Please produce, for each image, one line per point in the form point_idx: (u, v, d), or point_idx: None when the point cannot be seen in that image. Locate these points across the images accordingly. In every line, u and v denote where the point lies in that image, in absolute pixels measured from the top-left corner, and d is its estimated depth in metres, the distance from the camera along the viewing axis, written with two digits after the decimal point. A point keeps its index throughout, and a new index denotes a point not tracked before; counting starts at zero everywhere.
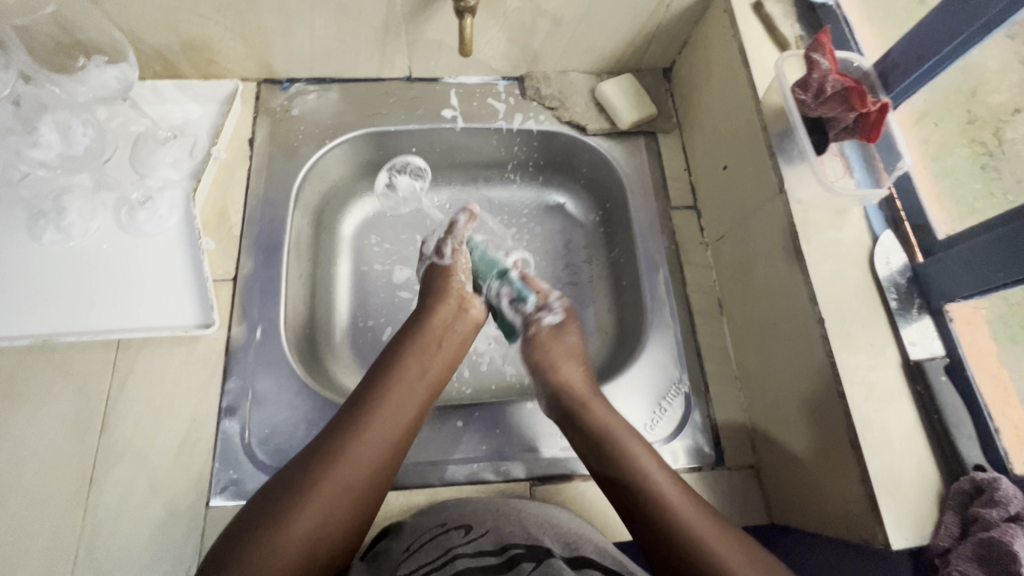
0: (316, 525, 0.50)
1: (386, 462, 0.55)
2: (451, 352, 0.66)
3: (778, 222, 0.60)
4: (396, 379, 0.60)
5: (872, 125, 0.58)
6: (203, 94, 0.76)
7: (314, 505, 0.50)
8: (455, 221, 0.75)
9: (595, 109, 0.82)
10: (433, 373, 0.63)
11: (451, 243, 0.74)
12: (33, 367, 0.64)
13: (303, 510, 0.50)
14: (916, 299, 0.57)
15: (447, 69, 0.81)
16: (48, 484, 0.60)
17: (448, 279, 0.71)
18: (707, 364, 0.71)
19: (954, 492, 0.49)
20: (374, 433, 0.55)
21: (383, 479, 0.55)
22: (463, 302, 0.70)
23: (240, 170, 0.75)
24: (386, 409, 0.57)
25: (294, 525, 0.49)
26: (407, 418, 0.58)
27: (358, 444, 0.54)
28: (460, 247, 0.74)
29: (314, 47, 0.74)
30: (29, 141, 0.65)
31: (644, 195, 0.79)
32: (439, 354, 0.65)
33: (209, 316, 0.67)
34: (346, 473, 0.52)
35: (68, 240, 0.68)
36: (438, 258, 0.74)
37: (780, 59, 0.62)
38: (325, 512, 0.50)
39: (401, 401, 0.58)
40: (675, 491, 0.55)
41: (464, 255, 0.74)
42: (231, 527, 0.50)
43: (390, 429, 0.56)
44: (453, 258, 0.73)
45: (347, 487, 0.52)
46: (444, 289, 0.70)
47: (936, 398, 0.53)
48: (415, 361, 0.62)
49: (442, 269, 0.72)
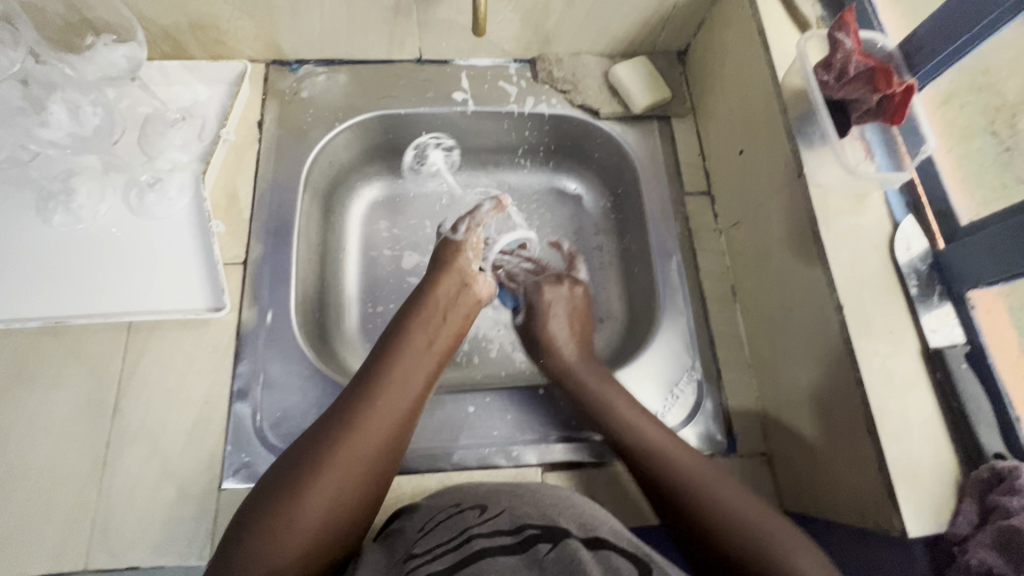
0: (339, 492, 0.50)
1: (402, 430, 0.56)
2: (459, 323, 0.66)
3: (796, 207, 0.59)
4: (406, 349, 0.60)
5: (897, 106, 0.56)
6: (211, 75, 0.75)
7: (335, 472, 0.50)
8: (479, 205, 0.74)
9: (609, 92, 0.81)
10: (441, 343, 0.63)
11: (468, 220, 0.73)
12: (45, 349, 0.64)
13: (325, 477, 0.50)
14: (937, 286, 0.56)
15: (458, 51, 0.80)
16: (62, 465, 0.60)
17: (457, 253, 0.70)
18: (720, 351, 0.70)
19: (973, 480, 0.49)
20: (389, 401, 0.55)
21: (401, 445, 0.55)
22: (469, 276, 0.69)
23: (249, 153, 0.74)
24: (398, 379, 0.57)
25: (318, 493, 0.49)
26: (419, 387, 0.58)
27: (373, 412, 0.54)
28: (476, 226, 0.73)
29: (323, 27, 0.73)
30: (38, 120, 0.64)
31: (657, 180, 0.78)
32: (446, 324, 0.65)
33: (220, 299, 0.67)
34: (363, 441, 0.53)
35: (78, 222, 0.68)
36: (451, 234, 0.73)
37: (802, 40, 0.61)
38: (346, 479, 0.51)
39: (412, 370, 0.59)
40: (687, 460, 0.57)
41: (478, 234, 0.72)
42: (252, 498, 0.50)
43: (404, 398, 0.57)
44: (465, 235, 0.72)
45: (365, 455, 0.52)
46: (449, 261, 0.69)
47: (955, 386, 0.52)
48: (417, 340, 0.61)
49: (453, 243, 0.71)
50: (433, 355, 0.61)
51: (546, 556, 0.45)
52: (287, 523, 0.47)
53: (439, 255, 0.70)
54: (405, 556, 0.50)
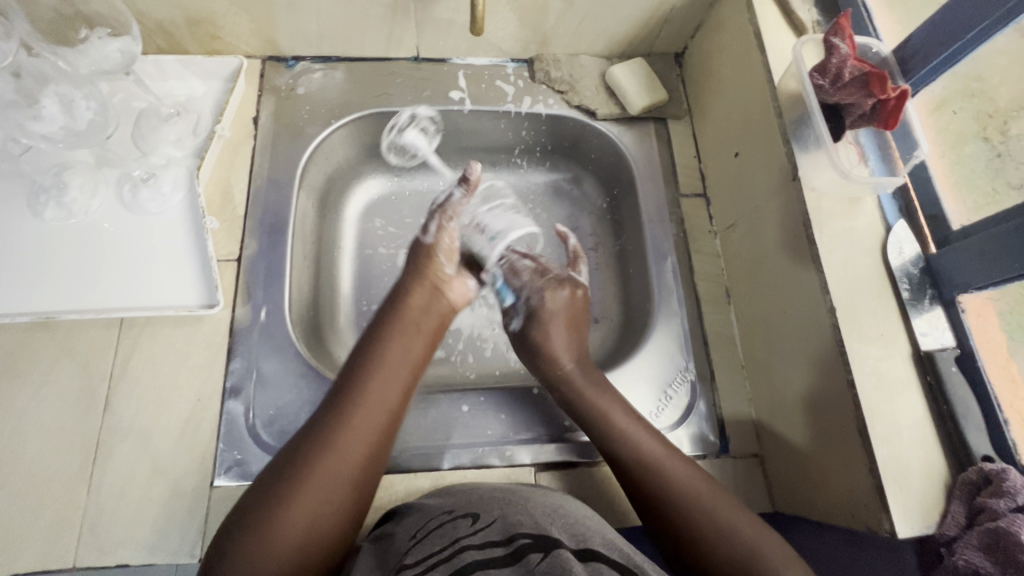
0: (314, 516, 0.49)
1: (373, 449, 0.54)
2: (431, 331, 0.64)
3: (790, 210, 0.60)
4: (378, 366, 0.58)
5: (891, 111, 0.57)
6: (207, 70, 0.75)
7: (308, 496, 0.50)
8: (450, 196, 0.69)
9: (605, 93, 0.81)
10: (414, 354, 0.61)
11: (438, 219, 0.68)
12: (36, 344, 0.63)
13: (297, 502, 0.49)
14: (928, 290, 0.56)
15: (455, 49, 0.80)
16: (51, 461, 0.59)
17: (430, 258, 0.66)
18: (714, 352, 0.71)
19: (961, 482, 0.50)
20: (360, 420, 0.54)
21: (380, 454, 0.55)
22: (441, 283, 0.66)
23: (244, 149, 0.74)
24: (368, 395, 0.55)
25: (293, 516, 0.49)
26: (391, 401, 0.56)
27: (344, 433, 0.53)
28: (446, 224, 0.67)
29: (320, 25, 0.73)
30: (30, 113, 0.62)
31: (653, 181, 0.79)
32: (420, 334, 0.63)
33: (214, 296, 0.66)
34: (334, 462, 0.51)
35: (70, 216, 0.67)
36: (422, 235, 0.68)
37: (798, 43, 0.61)
38: (320, 503, 0.50)
39: (383, 385, 0.57)
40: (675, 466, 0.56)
41: (450, 234, 0.67)
42: (233, 518, 0.50)
43: (373, 414, 0.55)
44: (436, 236, 0.67)
45: (338, 477, 0.51)
46: (421, 270, 0.66)
47: (945, 389, 0.53)
48: (394, 346, 0.60)
49: (425, 247, 0.67)
50: (411, 358, 0.60)
51: (536, 566, 0.45)
52: (259, 552, 0.47)
53: (411, 260, 0.67)
54: (396, 566, 0.50)
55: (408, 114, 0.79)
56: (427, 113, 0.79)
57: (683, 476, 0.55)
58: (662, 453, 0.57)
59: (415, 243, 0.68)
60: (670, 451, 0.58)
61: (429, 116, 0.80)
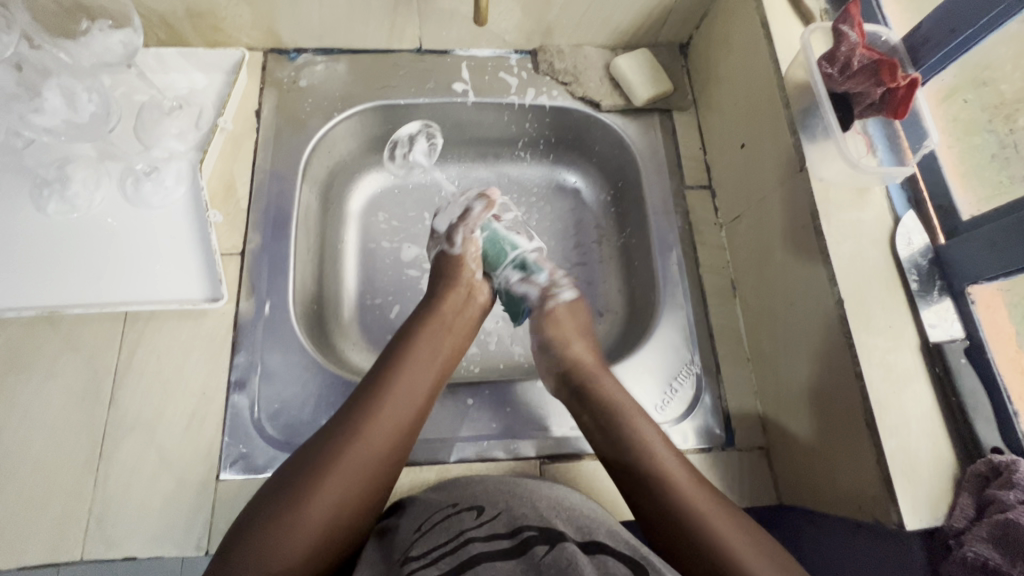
0: (335, 505, 0.50)
1: (394, 454, 0.54)
2: (460, 337, 0.65)
3: (797, 201, 0.59)
4: (404, 369, 0.58)
5: (899, 101, 0.56)
6: (209, 63, 0.74)
7: (331, 486, 0.50)
8: (470, 209, 0.73)
9: (610, 84, 0.80)
10: (442, 361, 0.61)
11: (462, 231, 0.72)
12: (41, 337, 0.63)
13: (322, 491, 0.50)
14: (937, 281, 0.56)
15: (458, 41, 0.79)
16: (58, 455, 0.59)
17: (458, 268, 0.69)
18: (720, 345, 0.70)
19: (970, 475, 0.49)
20: (385, 421, 0.54)
21: (404, 452, 0.55)
22: (472, 288, 0.69)
23: (246, 142, 0.74)
24: (397, 396, 0.56)
25: (312, 507, 0.49)
26: (422, 400, 0.58)
27: (373, 426, 0.54)
28: (471, 236, 0.72)
29: (322, 16, 0.72)
30: (32, 106, 0.62)
31: (658, 173, 0.78)
32: (449, 338, 0.63)
33: (217, 290, 0.66)
34: (357, 459, 0.52)
35: (73, 210, 0.67)
36: (449, 246, 0.71)
37: (806, 31, 0.60)
38: (341, 494, 0.50)
39: (414, 383, 0.58)
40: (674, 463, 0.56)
41: (475, 244, 0.71)
42: (257, 499, 0.50)
43: (400, 417, 0.55)
44: (464, 245, 0.71)
45: (362, 470, 0.52)
46: (452, 277, 0.69)
47: (954, 381, 0.52)
48: (426, 345, 0.61)
49: (451, 258, 0.70)
50: (443, 359, 0.62)
51: (542, 558, 0.45)
52: (278, 539, 0.47)
53: (439, 267, 0.70)
54: (401, 560, 0.50)
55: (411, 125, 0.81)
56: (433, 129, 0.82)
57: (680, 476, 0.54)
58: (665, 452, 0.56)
59: (440, 254, 0.71)
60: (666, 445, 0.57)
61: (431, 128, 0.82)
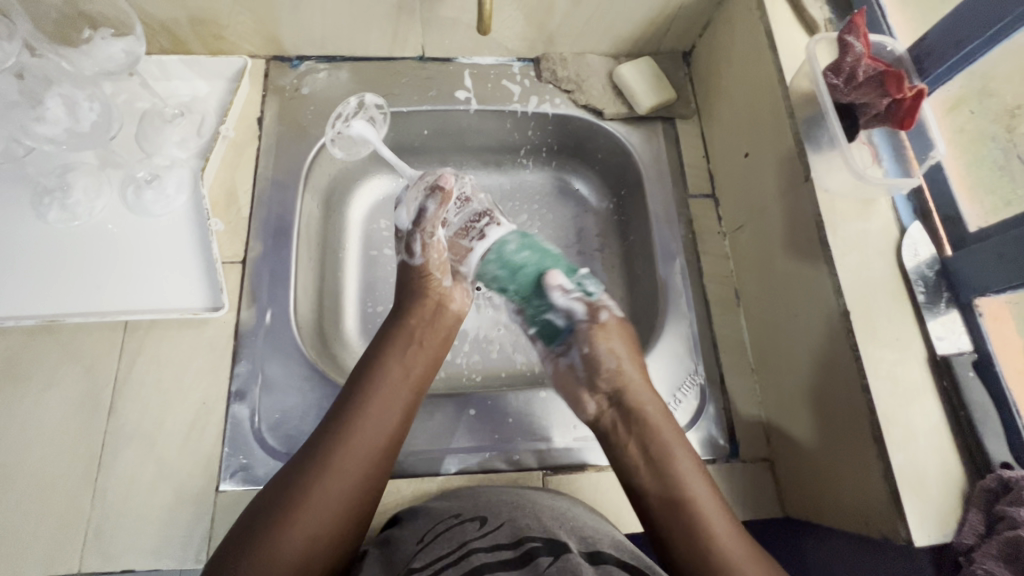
0: (309, 543, 0.49)
1: (374, 469, 0.54)
2: (432, 352, 0.63)
3: (802, 211, 0.59)
4: (382, 382, 0.58)
5: (906, 112, 0.55)
6: (210, 70, 0.74)
7: (302, 525, 0.49)
8: (423, 208, 0.66)
9: (613, 93, 0.80)
10: (419, 372, 0.61)
11: (420, 237, 0.66)
12: (39, 347, 0.63)
13: (292, 530, 0.48)
14: (944, 293, 0.55)
15: (461, 49, 0.79)
16: (55, 467, 0.59)
17: (423, 278, 0.66)
18: (723, 354, 0.70)
19: (980, 490, 0.49)
20: (364, 437, 0.54)
21: (380, 477, 0.54)
22: (442, 297, 0.67)
23: (248, 150, 0.73)
24: (366, 424, 0.55)
25: (285, 548, 0.47)
26: (392, 423, 0.56)
27: (342, 457, 0.53)
28: (429, 240, 0.66)
29: (326, 24, 0.72)
30: (33, 115, 0.62)
31: (660, 181, 0.78)
32: (420, 356, 0.62)
33: (219, 299, 0.66)
34: (327, 494, 0.51)
35: (74, 218, 0.67)
36: (409, 256, 0.68)
37: (812, 41, 0.60)
38: (312, 530, 0.49)
39: (382, 409, 0.56)
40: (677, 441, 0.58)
41: (435, 249, 0.67)
42: (235, 533, 0.49)
43: (372, 438, 0.55)
44: (423, 255, 0.67)
45: (334, 502, 0.51)
46: (421, 288, 0.66)
47: (962, 394, 0.52)
48: (394, 365, 0.60)
49: (415, 268, 0.67)
50: (413, 378, 0.60)
51: (546, 568, 0.45)
52: None
53: (405, 279, 0.67)
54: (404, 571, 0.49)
55: (353, 99, 0.77)
56: (375, 103, 0.77)
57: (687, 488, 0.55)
58: (669, 431, 0.58)
59: (404, 264, 0.69)
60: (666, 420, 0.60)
61: (377, 103, 0.77)
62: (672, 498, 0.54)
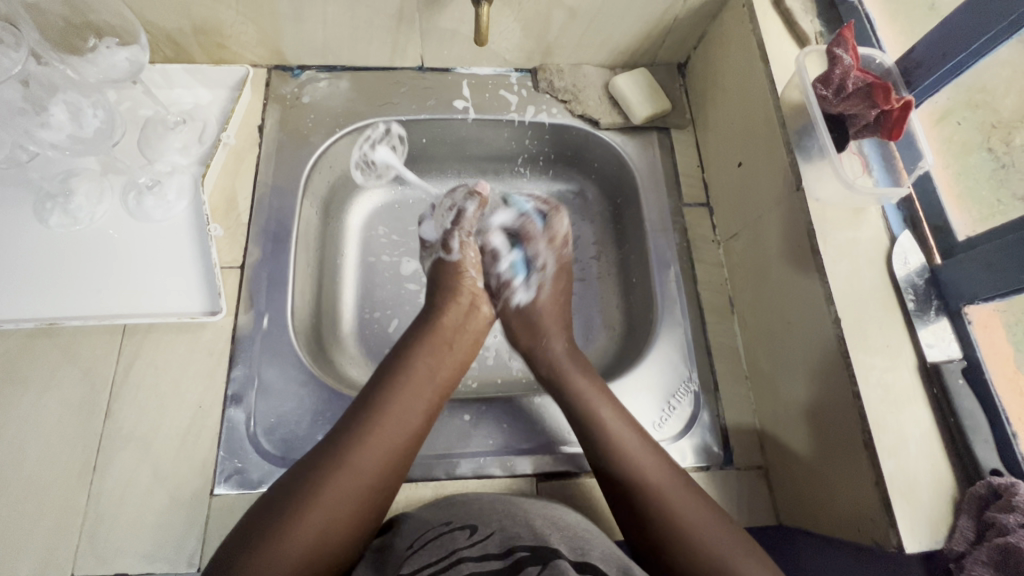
0: (319, 535, 0.49)
1: (395, 466, 0.55)
2: (461, 355, 0.66)
3: (794, 220, 0.60)
4: (409, 380, 0.59)
5: (894, 122, 0.57)
6: (213, 79, 0.76)
7: (316, 516, 0.49)
8: (463, 209, 0.74)
9: (609, 103, 0.81)
10: (443, 375, 0.62)
11: (458, 234, 0.73)
12: (38, 351, 0.63)
13: (305, 522, 0.49)
14: (934, 301, 0.56)
15: (459, 59, 0.80)
16: (51, 470, 0.59)
17: (459, 276, 0.71)
18: (718, 361, 0.70)
19: (970, 497, 0.49)
20: (385, 439, 0.55)
21: (399, 474, 0.55)
22: (474, 300, 0.71)
23: (249, 157, 0.74)
24: (391, 418, 0.56)
25: (294, 539, 0.48)
26: (418, 421, 0.58)
27: (365, 450, 0.53)
28: (467, 239, 0.73)
29: (327, 34, 0.74)
30: (38, 121, 0.62)
31: (655, 190, 0.79)
32: (448, 357, 0.64)
33: (216, 304, 0.66)
34: (345, 486, 0.51)
35: (75, 223, 0.67)
36: (446, 254, 0.73)
37: (801, 54, 0.62)
38: (326, 521, 0.49)
39: (409, 406, 0.58)
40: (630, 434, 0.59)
41: (472, 248, 0.73)
42: (240, 528, 0.49)
43: (399, 434, 0.56)
44: (461, 251, 0.73)
45: (351, 495, 0.51)
46: (454, 289, 0.70)
47: (952, 402, 0.52)
48: (422, 364, 0.61)
49: (449, 264, 0.72)
50: (440, 377, 0.62)
51: None
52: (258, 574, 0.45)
53: (440, 280, 0.71)
54: None
55: (381, 126, 0.79)
56: (398, 131, 0.80)
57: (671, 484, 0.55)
58: (617, 424, 0.59)
59: (437, 261, 0.73)
60: (620, 415, 0.60)
61: (401, 133, 0.80)
62: (637, 494, 0.55)
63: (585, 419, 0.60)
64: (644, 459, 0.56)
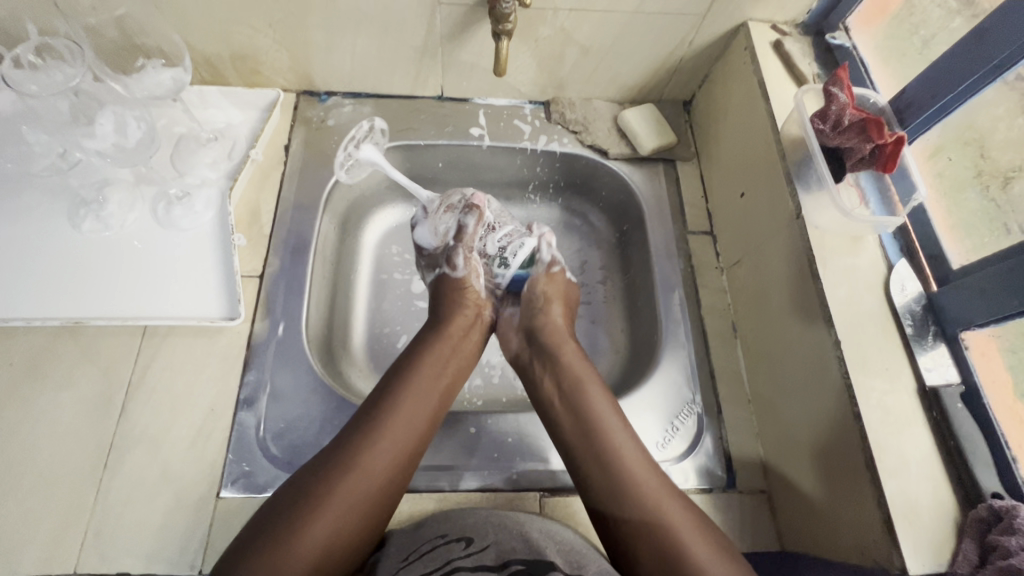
0: (321, 540, 0.50)
1: (396, 473, 0.55)
2: (462, 364, 0.67)
3: (794, 246, 0.62)
4: (413, 388, 0.61)
5: (888, 156, 0.60)
6: (245, 101, 0.80)
7: (320, 519, 0.50)
8: (463, 225, 0.72)
9: (617, 135, 0.85)
10: (445, 385, 0.63)
11: (462, 252, 0.72)
12: (59, 348, 0.65)
13: (309, 525, 0.49)
14: (930, 327, 0.58)
15: (477, 90, 0.85)
16: (61, 466, 0.60)
17: (463, 292, 0.71)
18: (721, 384, 0.72)
19: (971, 520, 0.49)
20: (387, 444, 0.56)
21: (400, 481, 0.56)
22: (479, 309, 0.72)
23: (274, 173, 0.78)
24: (395, 425, 0.57)
25: (297, 542, 0.48)
26: (421, 429, 0.59)
27: (369, 455, 0.54)
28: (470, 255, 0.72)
29: (354, 63, 0.78)
30: (86, 131, 0.68)
31: (660, 218, 0.82)
32: (450, 367, 0.65)
33: (236, 309, 0.69)
34: (349, 491, 0.52)
35: (105, 229, 0.71)
36: (450, 269, 0.72)
37: (799, 93, 0.65)
38: (328, 524, 0.50)
39: (412, 414, 0.59)
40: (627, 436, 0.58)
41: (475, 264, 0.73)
42: (248, 529, 0.50)
43: (402, 440, 0.57)
44: (465, 269, 0.72)
45: (355, 500, 0.52)
46: (458, 301, 0.71)
47: (952, 426, 0.53)
48: (427, 373, 0.63)
49: (454, 281, 0.72)
50: (442, 387, 0.63)
51: None
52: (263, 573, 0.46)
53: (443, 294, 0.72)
54: None
55: (363, 122, 0.83)
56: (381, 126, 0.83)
57: (661, 491, 0.54)
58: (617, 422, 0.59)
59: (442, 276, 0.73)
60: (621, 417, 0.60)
61: (383, 127, 0.83)
62: (631, 494, 0.54)
63: (582, 415, 0.60)
64: (639, 461, 0.56)
